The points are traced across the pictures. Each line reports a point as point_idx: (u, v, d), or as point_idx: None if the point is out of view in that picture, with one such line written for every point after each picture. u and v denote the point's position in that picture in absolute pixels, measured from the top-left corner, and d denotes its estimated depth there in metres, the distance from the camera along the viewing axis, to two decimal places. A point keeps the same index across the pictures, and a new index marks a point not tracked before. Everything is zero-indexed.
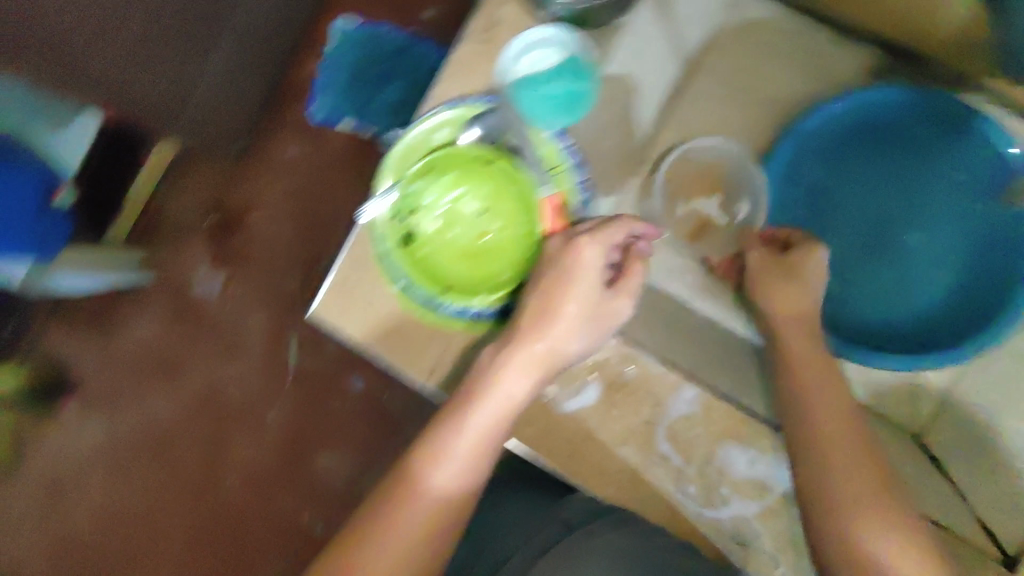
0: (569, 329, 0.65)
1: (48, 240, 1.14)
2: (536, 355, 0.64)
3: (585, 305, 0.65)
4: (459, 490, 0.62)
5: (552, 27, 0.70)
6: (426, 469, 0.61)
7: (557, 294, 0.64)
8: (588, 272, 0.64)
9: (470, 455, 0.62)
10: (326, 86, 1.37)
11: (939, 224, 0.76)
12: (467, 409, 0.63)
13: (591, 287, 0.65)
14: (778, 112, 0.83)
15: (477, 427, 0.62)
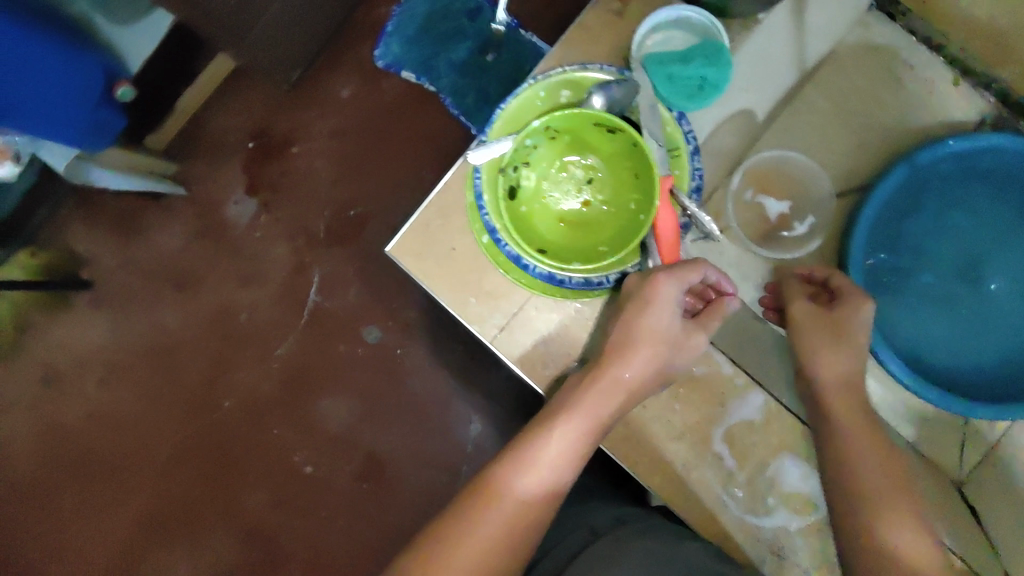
0: (654, 356, 0.65)
1: (99, 132, 1.10)
2: (617, 381, 0.65)
3: (663, 338, 0.65)
4: (537, 506, 0.61)
5: (695, 12, 0.71)
6: (506, 482, 0.61)
7: (638, 325, 0.64)
8: (669, 305, 0.64)
9: (551, 472, 0.62)
10: (394, 33, 1.33)
11: (1023, 276, 0.77)
12: (544, 436, 0.63)
13: (672, 319, 0.65)
14: (885, 139, 0.83)
15: (557, 444, 0.63)
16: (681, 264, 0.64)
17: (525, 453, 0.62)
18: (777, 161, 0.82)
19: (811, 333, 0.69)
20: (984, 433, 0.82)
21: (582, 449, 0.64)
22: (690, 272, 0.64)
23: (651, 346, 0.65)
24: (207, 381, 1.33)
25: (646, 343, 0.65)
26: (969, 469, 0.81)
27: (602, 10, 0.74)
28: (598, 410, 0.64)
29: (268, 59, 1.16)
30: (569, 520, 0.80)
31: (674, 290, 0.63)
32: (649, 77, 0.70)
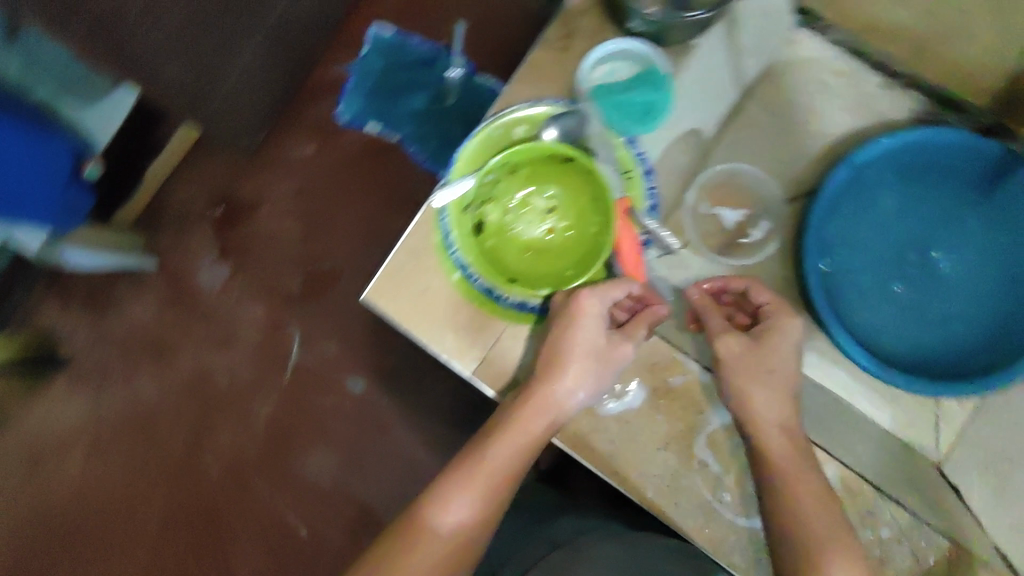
0: (587, 370, 0.67)
1: (72, 212, 1.12)
2: (548, 399, 0.66)
3: (590, 353, 0.67)
4: (472, 531, 0.63)
5: (635, 42, 0.74)
6: (440, 510, 0.63)
7: (566, 344, 0.67)
8: (592, 322, 0.67)
9: (487, 495, 0.65)
10: (355, 90, 1.37)
11: (968, 259, 0.81)
12: (474, 465, 0.65)
13: (598, 335, 0.67)
14: (824, 146, 0.88)
15: (492, 467, 0.65)
16: (603, 281, 0.67)
17: (455, 482, 0.65)
18: (729, 173, 0.87)
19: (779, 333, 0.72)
20: (955, 411, 0.85)
21: (515, 468, 0.66)
22: (614, 288, 0.68)
23: (584, 359, 0.67)
24: (191, 448, 1.32)
25: (578, 356, 0.67)
26: (946, 450, 0.84)
27: (547, 48, 0.77)
28: (530, 430, 0.66)
29: (227, 126, 1.19)
30: (539, 528, 0.81)
31: (598, 305, 0.67)
32: (598, 107, 0.74)
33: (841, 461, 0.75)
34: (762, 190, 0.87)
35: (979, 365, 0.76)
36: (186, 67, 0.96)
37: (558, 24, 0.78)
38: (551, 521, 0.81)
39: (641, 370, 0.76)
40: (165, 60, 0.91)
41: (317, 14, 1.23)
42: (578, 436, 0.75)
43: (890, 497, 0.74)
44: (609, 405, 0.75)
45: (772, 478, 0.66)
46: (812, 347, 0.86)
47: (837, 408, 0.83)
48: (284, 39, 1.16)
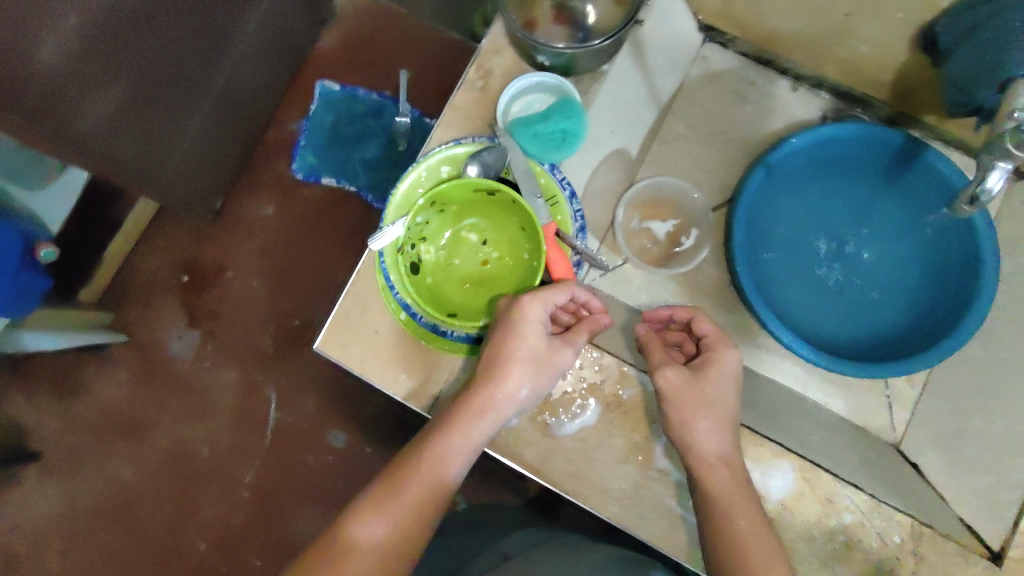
0: (525, 376, 0.68)
1: (30, 296, 1.13)
2: (489, 404, 0.68)
3: (532, 357, 0.68)
4: (397, 541, 0.63)
5: (546, 75, 0.79)
6: (365, 519, 0.63)
7: (507, 348, 0.68)
8: (535, 326, 0.68)
9: (415, 504, 0.65)
10: (307, 146, 1.40)
11: (885, 238, 0.87)
12: (401, 474, 0.65)
13: (538, 340, 0.69)
14: (746, 151, 0.92)
15: (423, 475, 0.65)
16: (543, 287, 0.69)
17: (380, 493, 0.65)
18: (656, 187, 0.89)
19: (723, 335, 0.74)
20: (906, 392, 0.87)
21: (449, 475, 0.66)
22: (555, 293, 0.69)
23: (522, 364, 0.68)
24: (174, 525, 1.31)
25: (517, 362, 0.68)
26: (902, 431, 0.86)
27: (467, 89, 0.81)
28: (467, 435, 0.67)
29: (184, 197, 1.20)
30: (494, 543, 0.84)
31: (540, 310, 0.68)
32: (518, 140, 0.77)
33: (797, 453, 0.75)
34: (685, 204, 0.90)
35: (910, 344, 0.80)
36: (134, 141, 0.97)
37: (476, 64, 0.81)
38: (508, 536, 0.85)
39: (593, 388, 0.77)
40: (112, 135, 0.91)
41: (259, 79, 1.26)
42: (536, 459, 0.76)
43: (848, 483, 0.74)
44: (566, 425, 0.76)
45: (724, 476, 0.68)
46: (760, 342, 0.88)
47: (793, 401, 0.85)
48: (229, 106, 1.19)
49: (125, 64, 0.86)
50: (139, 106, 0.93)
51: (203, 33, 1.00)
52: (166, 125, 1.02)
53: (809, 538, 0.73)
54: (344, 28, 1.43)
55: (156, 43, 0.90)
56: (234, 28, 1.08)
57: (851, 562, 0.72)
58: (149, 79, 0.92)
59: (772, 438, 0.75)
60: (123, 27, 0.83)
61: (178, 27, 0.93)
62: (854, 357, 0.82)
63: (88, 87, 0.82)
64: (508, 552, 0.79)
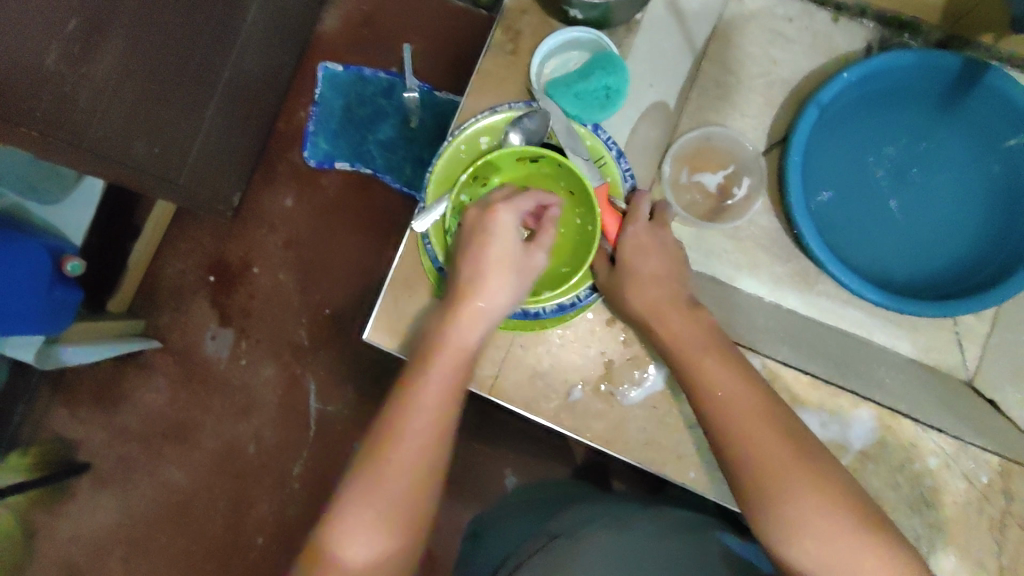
0: (505, 287, 0.65)
1: (63, 310, 1.12)
2: (471, 325, 0.64)
3: (510, 266, 0.65)
4: (404, 514, 0.58)
5: (578, 31, 0.76)
6: (361, 504, 0.57)
7: (484, 262, 0.65)
8: (507, 234, 0.65)
9: (408, 468, 0.59)
10: (319, 133, 1.36)
11: (944, 161, 0.83)
12: (387, 441, 0.59)
13: (512, 247, 0.65)
14: (788, 94, 0.88)
15: (414, 432, 0.59)
16: (512, 192, 0.65)
17: (368, 470, 0.58)
18: (704, 137, 0.85)
19: None
20: (977, 327, 0.84)
21: (445, 416, 0.61)
22: (524, 198, 0.66)
23: (500, 274, 0.65)
24: (230, 523, 1.32)
25: (493, 275, 0.65)
26: (975, 367, 0.83)
27: (496, 55, 0.78)
28: (450, 365, 0.63)
29: (204, 195, 1.18)
30: (544, 526, 0.81)
31: (512, 218, 0.65)
32: (559, 102, 0.75)
33: (875, 401, 0.74)
34: (732, 150, 0.85)
35: (984, 275, 0.77)
36: (151, 144, 0.95)
37: (502, 27, 0.78)
38: (559, 515, 0.83)
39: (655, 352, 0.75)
40: (127, 140, 0.89)
41: (266, 69, 1.22)
42: (606, 430, 0.75)
43: (932, 427, 0.73)
44: (632, 394, 0.75)
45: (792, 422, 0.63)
46: (820, 291, 0.85)
47: (859, 347, 0.82)
48: (238, 98, 1.15)
49: (134, 65, 0.83)
50: (147, 107, 0.90)
51: (207, 26, 0.96)
52: (177, 122, 0.99)
53: (894, 484, 0.73)
54: (345, 7, 1.39)
55: (166, 42, 0.87)
56: (239, 21, 1.05)
57: (940, 505, 0.73)
58: (156, 76, 0.89)
59: (847, 387, 0.74)
60: (130, 24, 0.79)
61: (184, 22, 0.90)
62: (919, 294, 0.80)
63: (103, 92, 0.80)
64: (558, 533, 0.76)
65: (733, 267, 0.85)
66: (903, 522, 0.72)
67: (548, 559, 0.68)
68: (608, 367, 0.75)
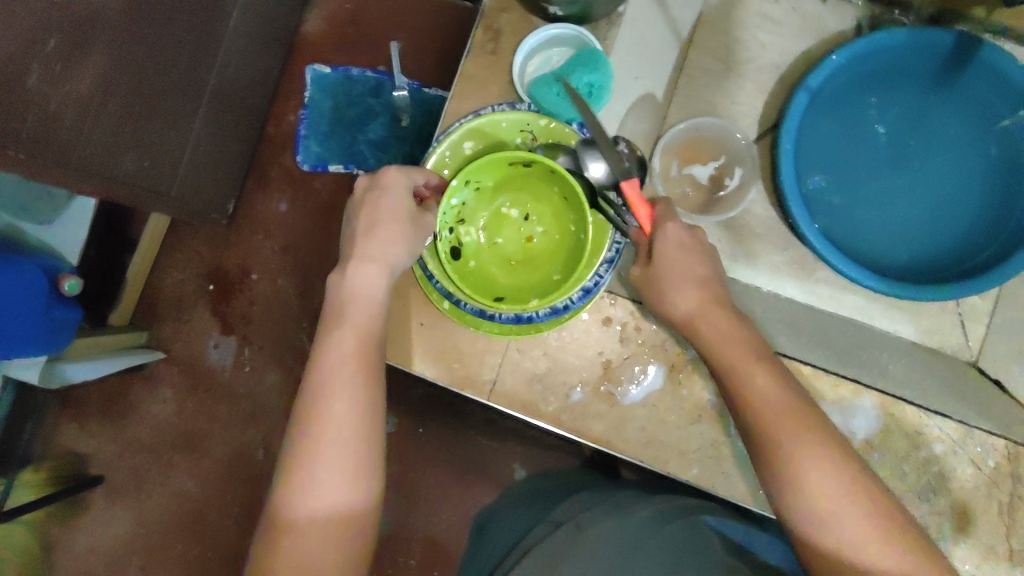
0: (400, 238, 0.66)
1: (64, 328, 1.12)
2: (371, 279, 0.66)
3: (403, 219, 0.66)
4: (358, 457, 0.60)
5: (555, 29, 0.74)
6: (309, 461, 0.59)
7: (374, 222, 0.66)
8: (394, 192, 0.66)
9: (344, 418, 0.60)
10: (311, 136, 1.35)
11: (941, 140, 0.81)
12: (318, 399, 0.61)
13: (402, 201, 0.66)
14: (778, 77, 0.86)
15: (341, 385, 0.61)
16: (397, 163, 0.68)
17: (308, 429, 0.60)
18: (693, 129, 0.83)
19: None
20: (979, 307, 0.82)
21: (364, 361, 0.63)
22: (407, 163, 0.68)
23: (393, 227, 0.66)
24: (243, 528, 1.32)
25: (386, 228, 0.65)
26: (978, 346, 0.81)
27: (478, 56, 0.77)
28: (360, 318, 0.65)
29: (197, 203, 1.17)
30: (546, 515, 0.80)
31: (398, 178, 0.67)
32: (540, 102, 0.74)
33: (875, 389, 0.73)
34: (723, 141, 0.83)
35: (988, 254, 0.75)
36: (141, 159, 0.94)
37: (482, 26, 0.77)
38: (561, 504, 0.82)
39: (654, 349, 0.75)
40: (116, 154, 0.88)
41: (252, 73, 1.21)
42: (605, 431, 0.74)
43: (934, 413, 0.73)
44: (632, 392, 0.74)
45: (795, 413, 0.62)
46: (820, 278, 0.84)
47: (860, 333, 0.81)
48: (226, 104, 1.14)
49: (117, 79, 0.82)
50: (134, 121, 0.89)
51: (189, 34, 0.94)
52: (166, 133, 0.98)
53: (900, 472, 0.72)
54: (328, 6, 1.37)
55: (150, 58, 0.87)
56: (224, 31, 1.04)
57: (947, 490, 0.71)
58: (142, 88, 0.87)
59: (847, 376, 0.74)
60: (111, 43, 0.79)
61: (166, 34, 0.89)
62: (921, 275, 0.79)
63: (88, 111, 0.80)
64: (561, 521, 0.75)
65: (727, 257, 0.83)
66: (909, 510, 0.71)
67: (545, 548, 0.67)
68: (606, 367, 0.75)
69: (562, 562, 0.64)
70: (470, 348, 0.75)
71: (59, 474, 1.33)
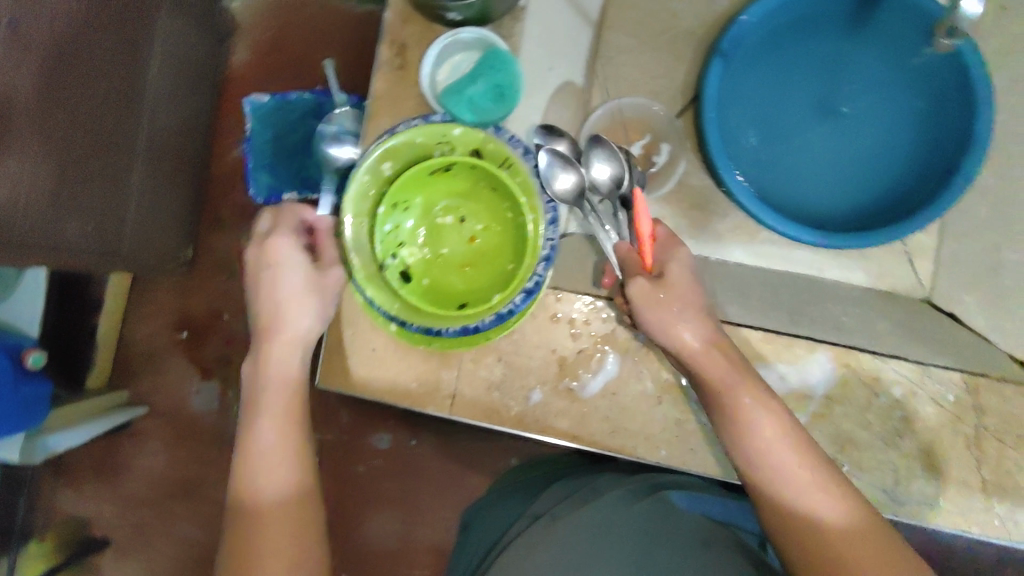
0: (299, 298, 0.69)
1: (36, 403, 1.10)
2: (279, 339, 0.70)
3: (297, 283, 0.69)
4: (295, 470, 0.67)
5: (460, 34, 0.74)
6: (252, 481, 0.66)
7: (270, 290, 0.69)
8: (287, 260, 0.69)
9: (279, 439, 0.68)
10: (260, 167, 1.28)
11: (867, 85, 0.81)
12: (251, 432, 0.67)
13: (296, 268, 0.69)
14: (695, 44, 0.86)
15: (270, 415, 0.68)
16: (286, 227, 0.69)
17: (248, 457, 0.67)
18: (615, 111, 0.83)
19: None
20: (926, 243, 0.85)
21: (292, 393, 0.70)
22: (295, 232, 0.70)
23: (291, 290, 0.69)
24: None
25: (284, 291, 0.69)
26: (930, 282, 0.85)
27: (388, 72, 0.76)
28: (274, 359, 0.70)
29: (150, 255, 1.15)
30: (528, 507, 0.80)
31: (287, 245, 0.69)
32: (452, 110, 0.74)
33: (829, 343, 0.73)
34: (647, 119, 0.83)
35: (928, 191, 0.76)
36: (84, 224, 0.92)
37: (387, 41, 0.76)
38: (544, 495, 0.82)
39: (606, 339, 0.75)
40: (58, 222, 0.86)
41: (185, 115, 1.19)
42: (571, 426, 0.74)
43: (890, 357, 0.73)
44: (590, 384, 0.74)
45: (750, 384, 0.62)
46: (765, 239, 0.85)
47: (813, 287, 0.83)
48: (163, 151, 1.12)
49: (42, 145, 0.80)
50: (70, 187, 0.87)
51: (113, 91, 0.92)
52: (108, 193, 0.96)
53: (865, 422, 0.72)
54: (252, 35, 1.35)
55: (75, 126, 0.85)
56: (149, 82, 1.02)
57: (915, 431, 0.72)
58: (71, 152, 0.86)
59: (801, 335, 0.73)
60: (26, 115, 0.77)
61: (89, 99, 0.87)
62: (866, 224, 0.78)
63: (15, 184, 0.78)
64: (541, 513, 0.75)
65: (688, 235, 0.84)
66: (879, 457, 0.71)
67: (522, 543, 0.67)
68: (562, 363, 0.75)
69: (542, 553, 0.63)
70: (423, 367, 0.75)
71: (70, 539, 1.33)
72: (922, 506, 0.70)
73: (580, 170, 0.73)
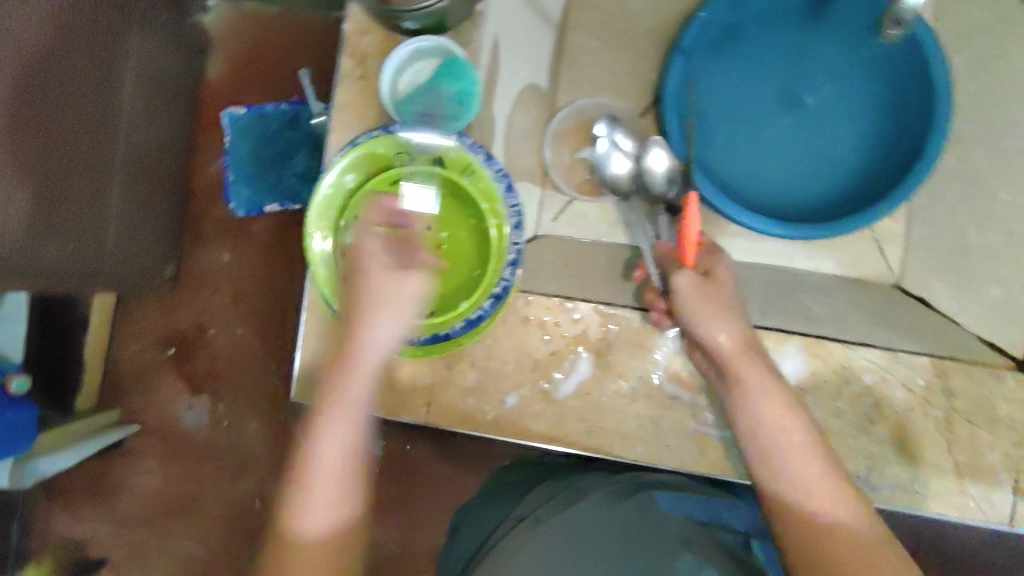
0: (390, 316, 0.64)
1: (24, 432, 1.09)
2: (364, 359, 0.64)
3: (385, 298, 0.64)
4: (348, 500, 0.62)
5: (419, 42, 0.74)
6: (303, 507, 0.60)
7: (357, 299, 0.64)
8: (376, 268, 0.64)
9: (336, 469, 0.62)
10: (238, 180, 1.30)
11: (827, 74, 0.81)
12: (311, 454, 0.62)
13: (385, 280, 0.64)
14: (657, 41, 0.86)
15: (333, 438, 0.62)
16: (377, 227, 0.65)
17: (302, 481, 0.61)
18: (579, 111, 0.84)
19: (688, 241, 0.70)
20: (894, 230, 0.84)
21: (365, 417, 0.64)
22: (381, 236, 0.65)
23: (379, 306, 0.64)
24: None
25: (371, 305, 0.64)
26: (900, 267, 0.83)
27: (350, 83, 0.76)
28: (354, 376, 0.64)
29: (132, 274, 1.15)
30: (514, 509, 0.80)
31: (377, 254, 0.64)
32: (408, 118, 0.75)
33: (799, 334, 0.74)
34: (609, 119, 0.85)
35: (893, 176, 0.76)
36: (63, 246, 0.92)
37: (348, 52, 0.76)
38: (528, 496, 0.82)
39: (579, 340, 0.75)
40: (37, 246, 0.86)
41: (163, 131, 1.19)
42: (548, 427, 0.74)
43: (859, 345, 0.74)
44: (564, 385, 0.75)
45: None
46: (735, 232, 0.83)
47: (784, 279, 0.82)
48: (140, 169, 1.12)
49: (19, 169, 0.80)
50: (47, 210, 0.87)
51: (87, 111, 0.92)
52: (85, 214, 0.96)
53: (838, 410, 0.72)
54: (224, 49, 1.35)
55: (49, 149, 0.85)
56: (124, 101, 1.02)
57: (889, 415, 0.72)
58: (46, 175, 0.85)
59: (770, 327, 0.74)
60: (3, 142, 0.77)
61: (62, 121, 0.87)
62: (834, 213, 0.79)
63: None
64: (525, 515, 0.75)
65: None
66: (853, 444, 0.72)
67: (504, 547, 0.67)
68: (535, 366, 0.75)
69: (522, 555, 0.64)
70: (397, 376, 0.75)
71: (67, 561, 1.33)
72: (899, 490, 0.71)
73: (634, 160, 0.79)
